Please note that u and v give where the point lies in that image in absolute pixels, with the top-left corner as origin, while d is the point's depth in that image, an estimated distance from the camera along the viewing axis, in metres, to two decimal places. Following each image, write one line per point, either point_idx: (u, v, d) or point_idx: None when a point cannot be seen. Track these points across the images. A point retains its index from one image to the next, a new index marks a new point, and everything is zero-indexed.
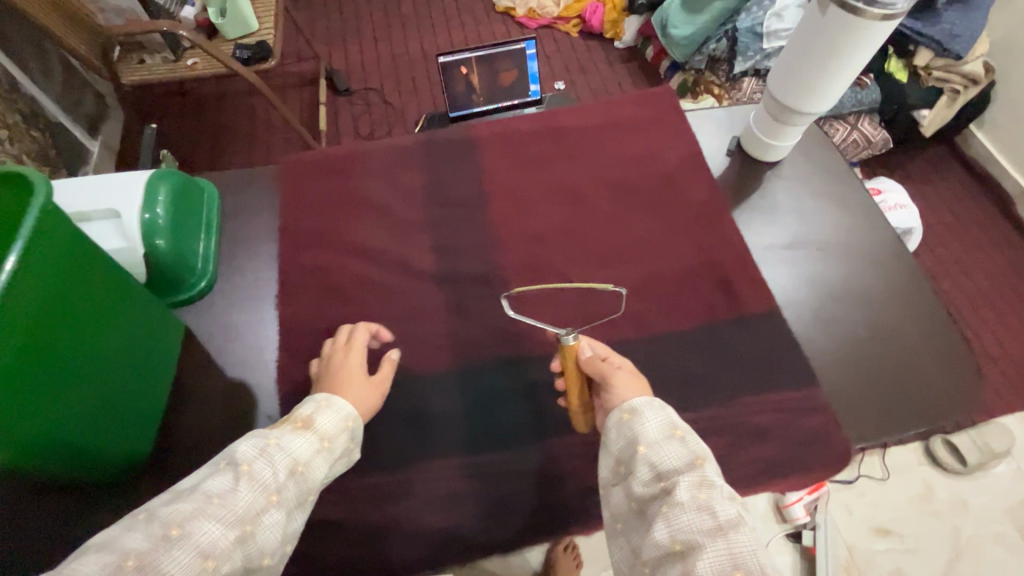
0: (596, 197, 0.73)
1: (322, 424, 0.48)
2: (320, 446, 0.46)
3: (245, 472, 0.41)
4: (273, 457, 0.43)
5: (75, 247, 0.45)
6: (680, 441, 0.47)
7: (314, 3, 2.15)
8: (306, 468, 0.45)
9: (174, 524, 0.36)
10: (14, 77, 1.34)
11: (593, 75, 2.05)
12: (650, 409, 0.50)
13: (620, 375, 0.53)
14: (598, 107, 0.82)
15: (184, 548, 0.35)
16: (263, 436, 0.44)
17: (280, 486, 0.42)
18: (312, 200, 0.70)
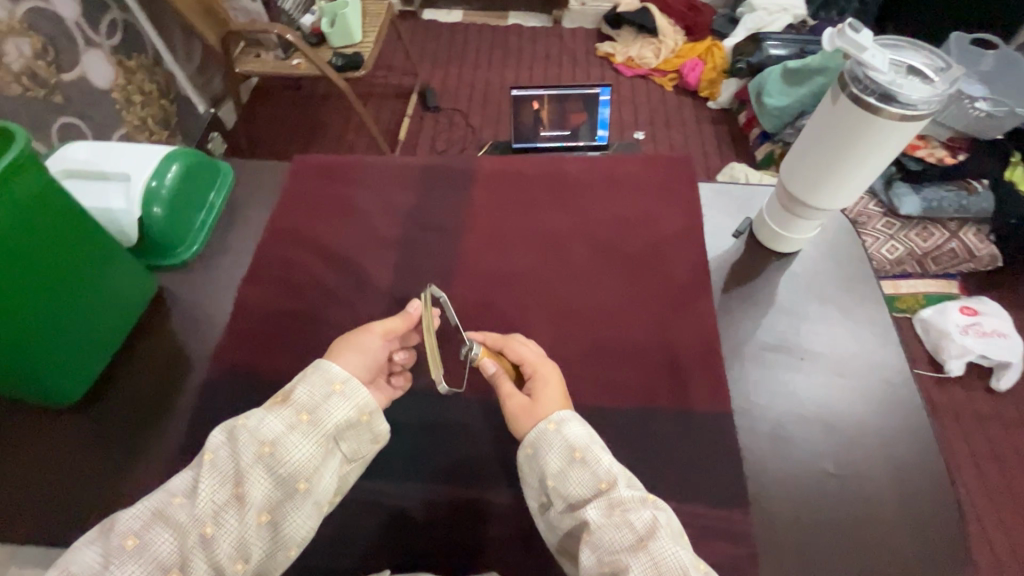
0: (571, 252, 0.71)
1: (300, 396, 0.47)
2: (295, 421, 0.46)
3: (206, 463, 0.44)
4: (236, 441, 0.45)
5: (46, 193, 0.52)
6: (582, 463, 0.49)
7: (428, 26, 2.33)
8: (276, 448, 0.45)
9: (131, 533, 0.41)
10: (159, 55, 1.61)
11: (677, 130, 2.00)
12: (548, 434, 0.50)
13: (515, 400, 0.54)
14: (607, 162, 0.80)
15: (139, 556, 0.40)
16: (235, 418, 0.46)
17: (242, 475, 0.44)
18: (306, 200, 0.75)
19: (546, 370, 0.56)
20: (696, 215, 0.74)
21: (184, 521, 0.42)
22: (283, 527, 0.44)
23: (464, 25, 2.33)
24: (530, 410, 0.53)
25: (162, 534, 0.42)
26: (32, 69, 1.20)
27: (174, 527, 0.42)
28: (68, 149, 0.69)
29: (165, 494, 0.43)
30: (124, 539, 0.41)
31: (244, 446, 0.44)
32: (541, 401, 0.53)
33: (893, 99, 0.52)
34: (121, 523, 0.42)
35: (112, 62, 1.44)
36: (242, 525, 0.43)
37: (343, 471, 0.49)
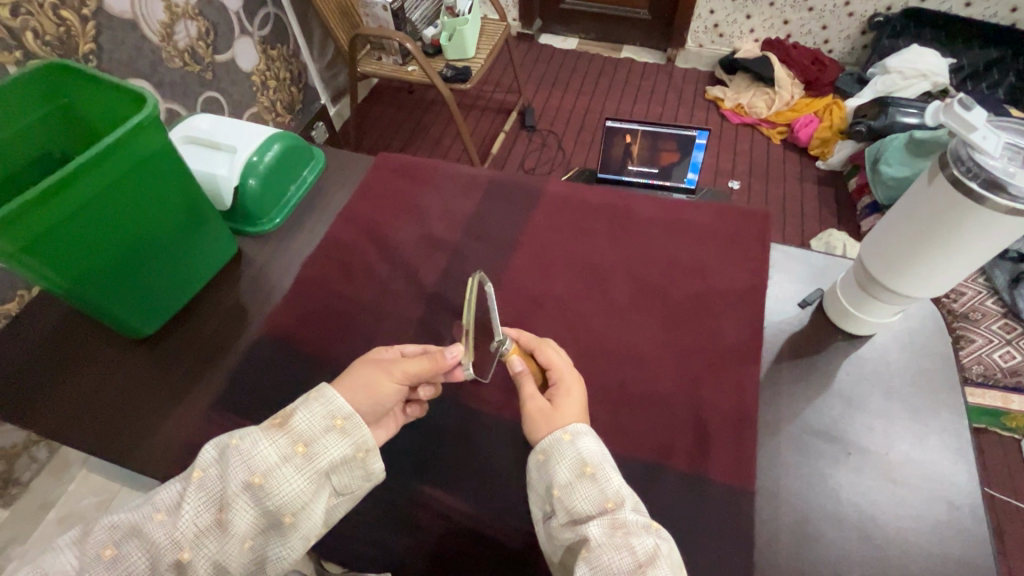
0: (617, 288, 0.70)
1: (299, 426, 0.50)
2: (291, 452, 0.48)
3: (194, 483, 0.46)
4: (228, 466, 0.46)
5: (160, 153, 0.60)
6: (591, 479, 0.48)
7: (542, 50, 2.41)
8: (267, 479, 0.46)
9: (108, 543, 0.44)
10: (299, 49, 1.81)
11: (776, 185, 1.90)
12: (561, 444, 0.50)
13: (536, 402, 0.54)
14: (674, 204, 0.78)
15: (109, 569, 0.43)
16: (228, 440, 0.48)
17: (226, 503, 0.45)
18: (378, 194, 0.80)
19: (570, 379, 0.56)
20: (758, 274, 0.70)
21: (160, 542, 0.44)
22: (267, 555, 0.47)
23: (577, 53, 2.39)
24: (549, 415, 0.53)
25: (137, 548, 0.44)
26: (193, 49, 1.39)
27: (147, 544, 0.44)
28: (193, 120, 0.79)
29: (149, 508, 0.45)
30: (101, 548, 0.43)
31: (234, 474, 0.46)
32: (560, 410, 0.53)
33: (1001, 188, 0.46)
34: (100, 528, 0.45)
35: (257, 49, 1.63)
36: (219, 555, 0.44)
37: (332, 504, 0.51)
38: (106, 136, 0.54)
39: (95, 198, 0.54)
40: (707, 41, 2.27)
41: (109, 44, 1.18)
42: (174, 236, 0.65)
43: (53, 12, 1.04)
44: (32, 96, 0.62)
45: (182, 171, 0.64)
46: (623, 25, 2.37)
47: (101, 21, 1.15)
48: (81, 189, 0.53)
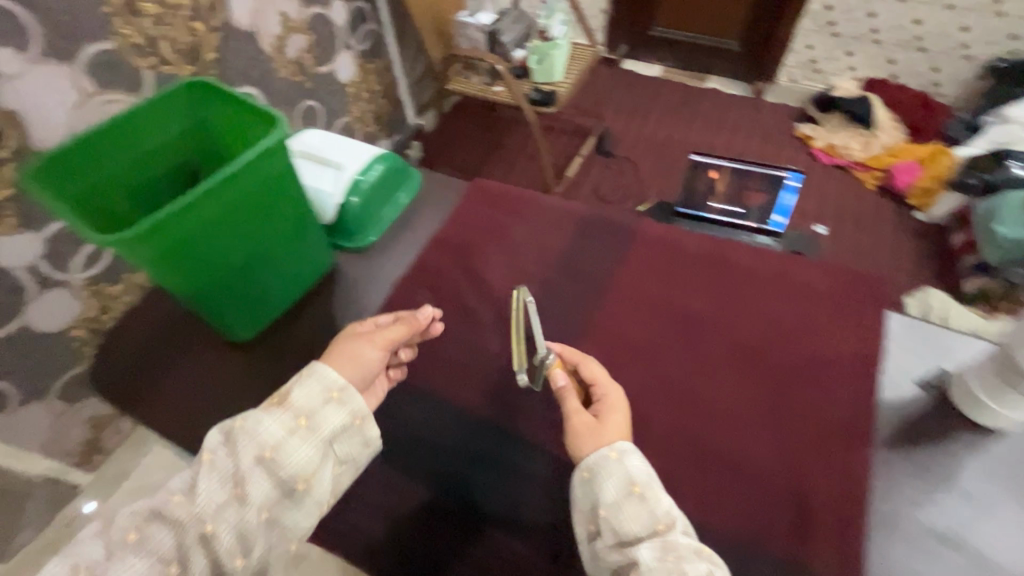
0: (712, 344, 0.66)
1: (298, 404, 0.57)
2: (295, 426, 0.56)
3: (206, 464, 0.53)
4: (236, 445, 0.54)
5: (281, 172, 0.63)
6: (639, 498, 0.51)
7: (625, 76, 2.38)
8: (275, 451, 0.54)
9: (133, 528, 0.51)
10: (392, 64, 1.89)
11: (867, 235, 1.79)
12: (608, 461, 0.53)
13: (580, 417, 0.57)
14: (779, 257, 0.74)
15: (140, 549, 0.50)
16: (235, 421, 0.56)
17: (238, 479, 0.53)
18: (470, 220, 0.80)
19: (614, 395, 0.58)
20: (872, 346, 0.65)
21: (182, 519, 0.51)
22: (282, 521, 0.55)
23: (661, 80, 2.35)
24: (594, 430, 0.56)
25: (162, 529, 0.51)
26: (300, 60, 1.48)
27: (170, 525, 0.51)
28: (302, 134, 0.82)
29: (165, 493, 0.53)
30: (129, 529, 0.51)
31: (244, 451, 0.54)
32: (606, 425, 0.56)
33: None
34: (126, 513, 0.53)
35: (355, 63, 1.70)
36: (239, 523, 0.52)
37: (337, 471, 0.58)
38: (239, 155, 0.56)
39: (222, 213, 0.58)
40: (801, 77, 2.19)
41: (229, 54, 1.27)
42: (279, 248, 0.68)
43: (187, 23, 1.15)
44: (167, 107, 0.67)
45: (296, 187, 0.66)
46: (711, 54, 2.32)
47: (226, 33, 1.25)
48: (211, 204, 0.56)
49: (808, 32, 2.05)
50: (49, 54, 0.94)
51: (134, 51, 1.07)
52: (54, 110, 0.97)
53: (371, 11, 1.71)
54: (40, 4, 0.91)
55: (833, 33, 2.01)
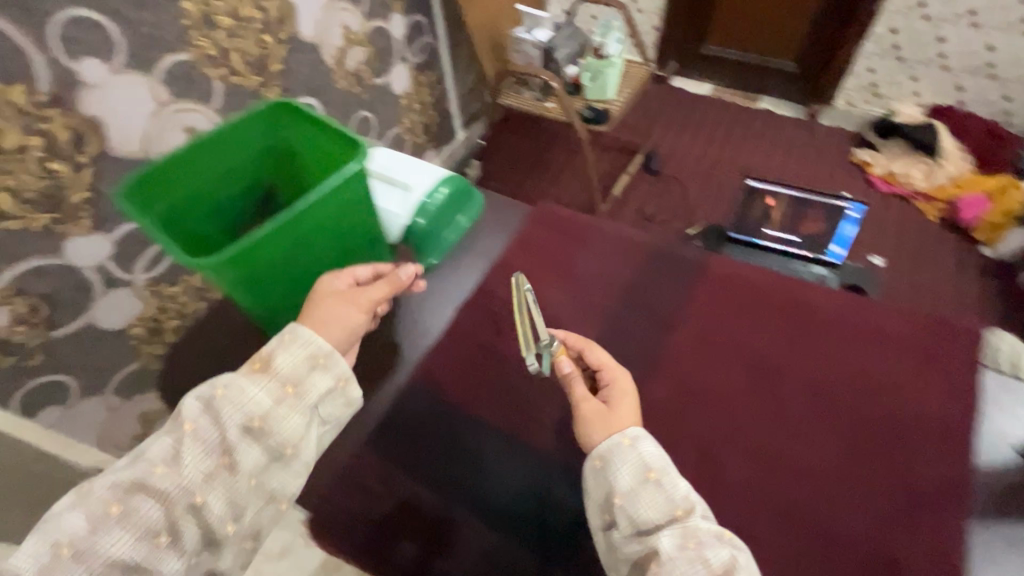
0: (790, 393, 0.67)
1: (283, 372, 0.59)
2: (283, 394, 0.58)
3: (189, 435, 0.55)
4: (220, 415, 0.56)
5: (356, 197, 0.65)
6: (655, 485, 0.55)
7: (674, 93, 2.35)
8: (263, 420, 0.57)
9: (114, 501, 0.52)
10: (444, 75, 1.90)
11: (927, 269, 1.71)
12: (621, 447, 0.57)
13: (591, 405, 0.61)
14: (854, 304, 0.74)
15: (126, 519, 0.52)
16: (213, 392, 0.57)
17: (226, 448, 0.56)
18: (534, 247, 0.80)
19: (621, 379, 0.63)
20: (953, 401, 0.66)
21: (169, 489, 0.53)
22: (270, 482, 0.59)
23: (711, 99, 2.32)
24: (605, 417, 0.60)
25: (145, 500, 0.53)
26: (359, 72, 1.51)
27: (156, 495, 0.53)
28: (374, 153, 0.83)
29: (145, 464, 0.54)
30: (110, 503, 0.52)
31: (232, 420, 0.56)
32: (617, 411, 0.60)
33: None
34: (100, 486, 0.53)
35: (410, 75, 1.72)
36: (232, 485, 0.56)
37: (322, 431, 0.62)
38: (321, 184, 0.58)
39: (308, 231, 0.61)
40: (860, 101, 2.13)
41: (294, 65, 1.30)
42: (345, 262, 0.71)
43: (258, 35, 1.18)
44: (250, 126, 0.69)
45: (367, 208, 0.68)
46: (766, 74, 2.27)
47: (293, 45, 1.28)
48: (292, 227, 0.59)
49: (870, 55, 1.99)
50: (131, 64, 0.99)
51: (207, 61, 1.11)
52: (132, 117, 1.02)
53: (428, 25, 1.73)
54: (126, 17, 0.95)
55: (897, 57, 1.95)
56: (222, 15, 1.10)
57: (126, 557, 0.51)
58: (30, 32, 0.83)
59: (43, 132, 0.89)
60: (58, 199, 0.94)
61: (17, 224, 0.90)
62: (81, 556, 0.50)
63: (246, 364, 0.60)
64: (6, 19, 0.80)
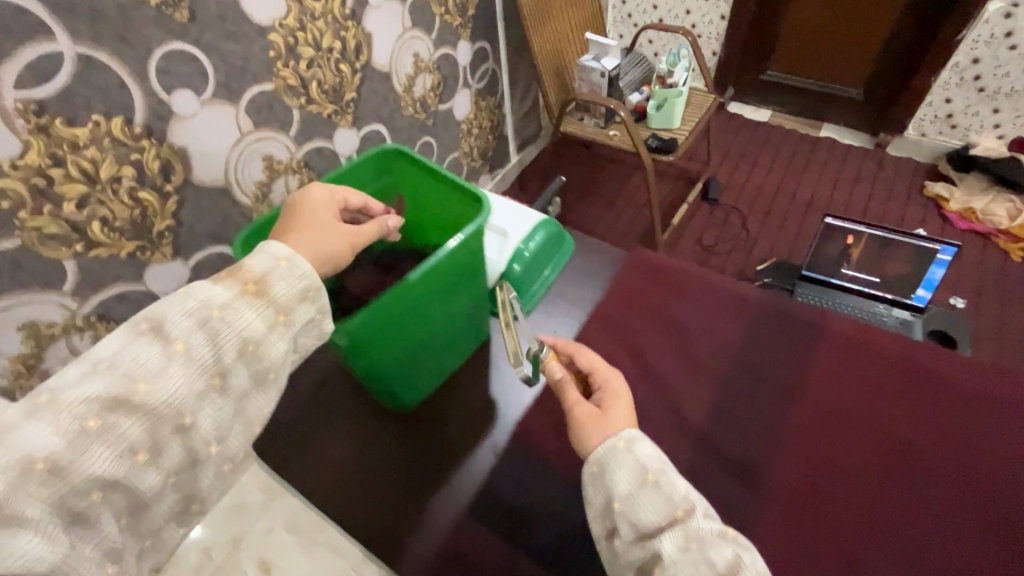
0: (922, 460, 0.69)
1: (279, 299, 0.56)
2: (274, 321, 0.55)
3: (179, 356, 0.50)
4: (216, 337, 0.52)
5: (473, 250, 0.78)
6: (654, 486, 0.55)
7: (732, 119, 2.30)
8: (256, 347, 0.54)
9: (92, 416, 0.45)
10: (503, 101, 1.89)
11: (1015, 313, 1.60)
12: (617, 450, 0.58)
13: (583, 409, 0.63)
14: (978, 371, 0.77)
15: (102, 437, 0.45)
16: (208, 312, 0.51)
17: (218, 368, 0.52)
18: (633, 293, 0.88)
19: (612, 382, 0.67)
20: None
21: (156, 407, 0.48)
22: (248, 407, 0.55)
23: (771, 126, 2.25)
24: (599, 420, 0.62)
25: (125, 420, 0.46)
26: (424, 98, 1.50)
27: (140, 414, 0.47)
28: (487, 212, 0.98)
29: (123, 381, 0.47)
30: (85, 419, 0.45)
31: (223, 339, 0.52)
32: (611, 416, 0.62)
33: None
34: (69, 399, 0.45)
35: (472, 100, 1.72)
36: (218, 407, 0.52)
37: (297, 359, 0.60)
38: (453, 237, 0.72)
39: (414, 296, 0.72)
40: (934, 132, 2.01)
41: (366, 93, 1.30)
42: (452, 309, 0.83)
43: (335, 65, 1.18)
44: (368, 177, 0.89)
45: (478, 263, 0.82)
46: (830, 102, 2.18)
47: (366, 73, 1.28)
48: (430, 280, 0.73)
49: (948, 85, 1.88)
50: (219, 95, 0.97)
51: (288, 92, 1.10)
52: (216, 147, 1.01)
53: (491, 51, 1.72)
54: (218, 49, 0.94)
55: (979, 87, 1.83)
56: (304, 46, 1.08)
57: (104, 479, 0.45)
58: (129, 66, 0.83)
59: (134, 163, 0.89)
60: (144, 227, 0.94)
61: (105, 252, 0.90)
62: (54, 475, 0.42)
63: (228, 280, 0.55)
64: (107, 54, 0.80)
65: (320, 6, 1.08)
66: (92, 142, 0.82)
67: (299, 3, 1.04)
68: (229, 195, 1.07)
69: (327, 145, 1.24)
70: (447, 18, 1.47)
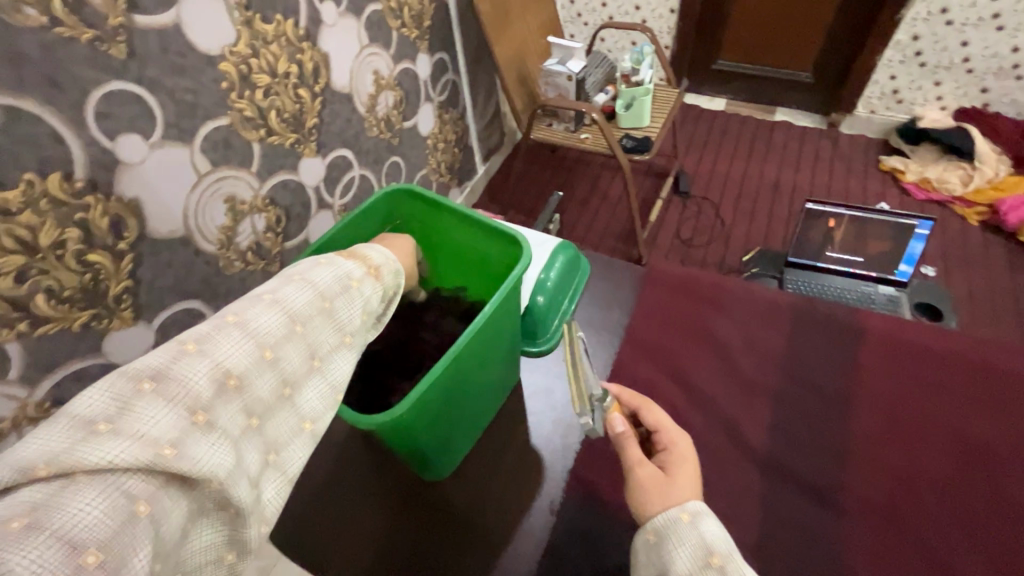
0: (975, 445, 0.75)
1: (389, 281, 0.58)
2: (387, 294, 0.59)
3: (330, 308, 0.51)
4: (355, 297, 0.54)
5: (510, 305, 0.75)
6: (717, 571, 0.51)
7: (690, 111, 2.31)
8: (373, 315, 0.56)
9: (268, 346, 0.46)
10: (465, 111, 1.82)
11: (980, 276, 1.68)
12: (680, 525, 0.55)
13: (646, 471, 0.61)
14: (1004, 352, 0.84)
15: (270, 367, 0.46)
16: (350, 280, 0.54)
17: (349, 328, 0.53)
18: (663, 311, 0.95)
19: (681, 448, 0.64)
20: None
21: (308, 348, 0.49)
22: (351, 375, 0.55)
23: (728, 115, 2.28)
24: (658, 486, 0.59)
25: (286, 355, 0.47)
26: (388, 117, 1.42)
27: (299, 350, 0.48)
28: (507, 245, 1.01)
29: (290, 316, 0.48)
30: (261, 350, 0.45)
31: (356, 308, 0.54)
32: (674, 485, 0.59)
33: None
34: (253, 327, 0.46)
35: (435, 114, 1.64)
36: (346, 368, 0.53)
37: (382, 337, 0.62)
38: (489, 302, 0.68)
39: (461, 367, 0.69)
40: (882, 108, 2.08)
41: (329, 118, 1.20)
42: (494, 369, 0.79)
43: (294, 90, 1.07)
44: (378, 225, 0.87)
45: (515, 316, 0.78)
46: (782, 86, 2.24)
47: (326, 96, 1.18)
48: (475, 348, 0.69)
49: (892, 63, 1.96)
50: (170, 137, 0.86)
51: (246, 124, 0.99)
52: (173, 194, 0.88)
53: (450, 61, 1.65)
54: (164, 85, 0.84)
55: (920, 62, 1.92)
56: (260, 73, 0.99)
57: (263, 408, 0.45)
58: (65, 114, 0.71)
59: (80, 223, 0.75)
60: (99, 293, 0.80)
61: (54, 327, 0.76)
62: (237, 394, 0.43)
63: (355, 258, 0.57)
64: (35, 102, 0.68)
65: (271, 29, 0.99)
66: (27, 205, 0.69)
67: (248, 26, 0.94)
68: (192, 244, 0.94)
69: (293, 177, 1.13)
70: (404, 31, 1.40)
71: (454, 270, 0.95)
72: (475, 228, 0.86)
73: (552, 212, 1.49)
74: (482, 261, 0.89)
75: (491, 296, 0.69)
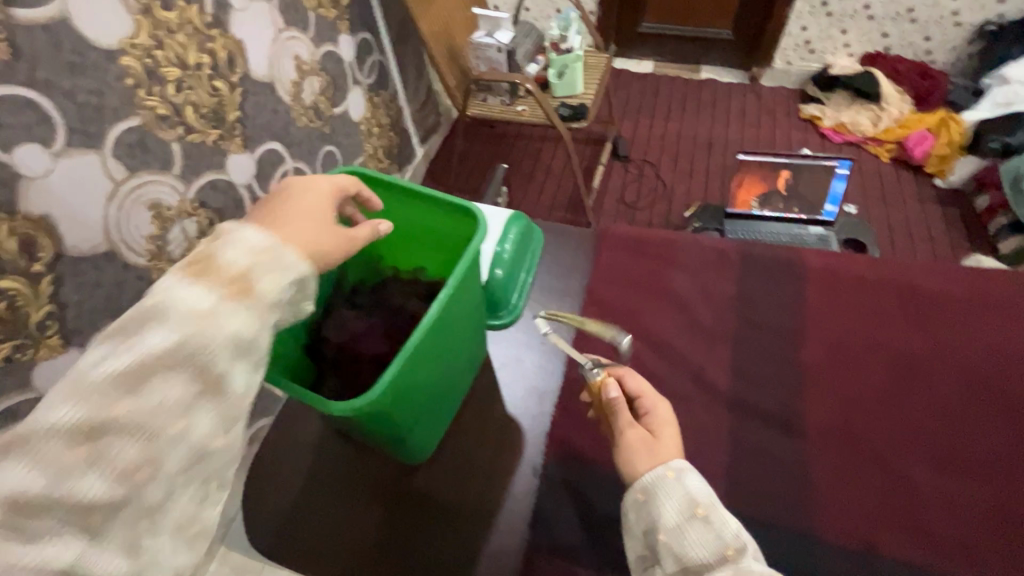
0: (910, 359, 0.83)
1: (265, 289, 0.47)
2: (263, 309, 0.47)
3: (161, 365, 0.41)
4: (201, 337, 0.43)
5: (472, 279, 0.74)
6: (703, 521, 0.54)
7: (620, 76, 2.34)
8: (246, 338, 0.45)
9: (76, 444, 0.38)
10: (396, 93, 1.76)
11: (895, 209, 1.83)
12: (667, 481, 0.57)
13: (636, 433, 0.62)
14: (925, 270, 0.92)
15: (88, 463, 0.38)
16: (190, 321, 0.42)
17: (206, 373, 0.43)
18: (620, 271, 0.97)
19: (662, 414, 0.65)
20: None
21: (142, 421, 0.40)
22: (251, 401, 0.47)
23: (656, 77, 2.33)
24: (647, 446, 0.61)
25: (109, 442, 0.39)
26: (316, 105, 1.35)
27: (127, 431, 0.39)
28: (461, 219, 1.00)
29: (97, 399, 0.39)
30: (67, 452, 0.37)
31: (208, 349, 0.43)
32: (662, 446, 0.61)
33: None
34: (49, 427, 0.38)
35: (365, 98, 1.58)
36: (220, 412, 0.44)
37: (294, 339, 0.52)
38: (452, 276, 0.67)
39: (430, 345, 0.68)
40: (797, 59, 2.19)
41: (252, 110, 1.13)
42: (462, 345, 0.79)
43: (209, 82, 1.00)
44: None
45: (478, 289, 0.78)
46: (704, 45, 2.30)
47: (247, 87, 1.11)
48: (442, 324, 0.69)
49: (802, 14, 2.05)
50: (76, 143, 0.79)
51: (161, 123, 0.91)
52: (88, 206, 0.81)
53: (373, 41, 1.59)
54: (60, 86, 0.76)
55: (827, 12, 2.02)
56: (168, 66, 0.91)
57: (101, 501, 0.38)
58: None
59: None
60: (18, 323, 0.73)
61: None
62: (47, 510, 0.37)
63: (206, 278, 0.45)
64: None
65: (174, 16, 0.92)
66: None
67: (148, 15, 0.87)
68: (120, 259, 0.87)
69: (222, 176, 1.05)
70: (320, 11, 1.33)
71: (409, 249, 0.92)
72: (429, 204, 0.84)
73: (500, 188, 1.48)
74: (442, 239, 0.87)
75: (452, 269, 0.68)
